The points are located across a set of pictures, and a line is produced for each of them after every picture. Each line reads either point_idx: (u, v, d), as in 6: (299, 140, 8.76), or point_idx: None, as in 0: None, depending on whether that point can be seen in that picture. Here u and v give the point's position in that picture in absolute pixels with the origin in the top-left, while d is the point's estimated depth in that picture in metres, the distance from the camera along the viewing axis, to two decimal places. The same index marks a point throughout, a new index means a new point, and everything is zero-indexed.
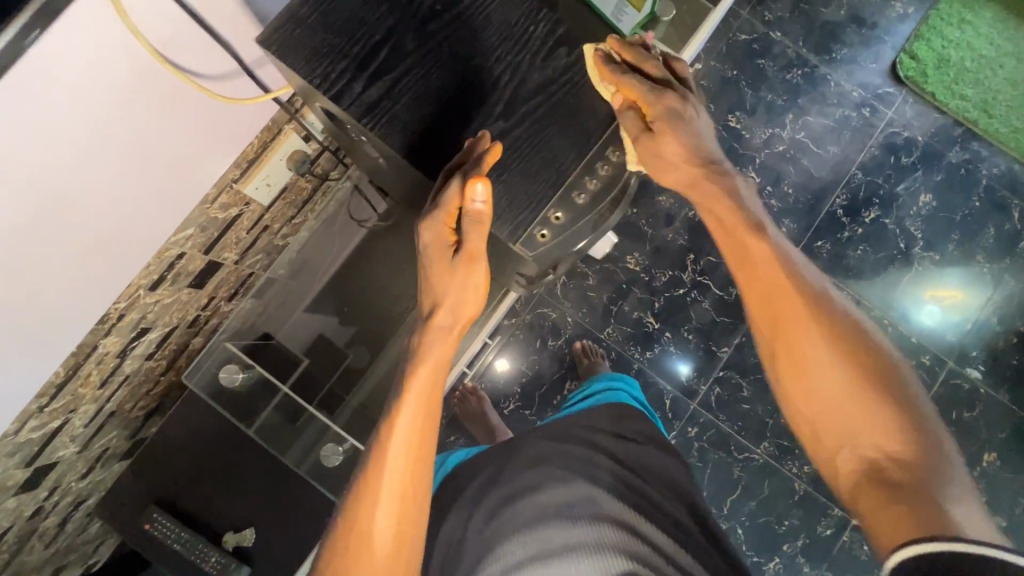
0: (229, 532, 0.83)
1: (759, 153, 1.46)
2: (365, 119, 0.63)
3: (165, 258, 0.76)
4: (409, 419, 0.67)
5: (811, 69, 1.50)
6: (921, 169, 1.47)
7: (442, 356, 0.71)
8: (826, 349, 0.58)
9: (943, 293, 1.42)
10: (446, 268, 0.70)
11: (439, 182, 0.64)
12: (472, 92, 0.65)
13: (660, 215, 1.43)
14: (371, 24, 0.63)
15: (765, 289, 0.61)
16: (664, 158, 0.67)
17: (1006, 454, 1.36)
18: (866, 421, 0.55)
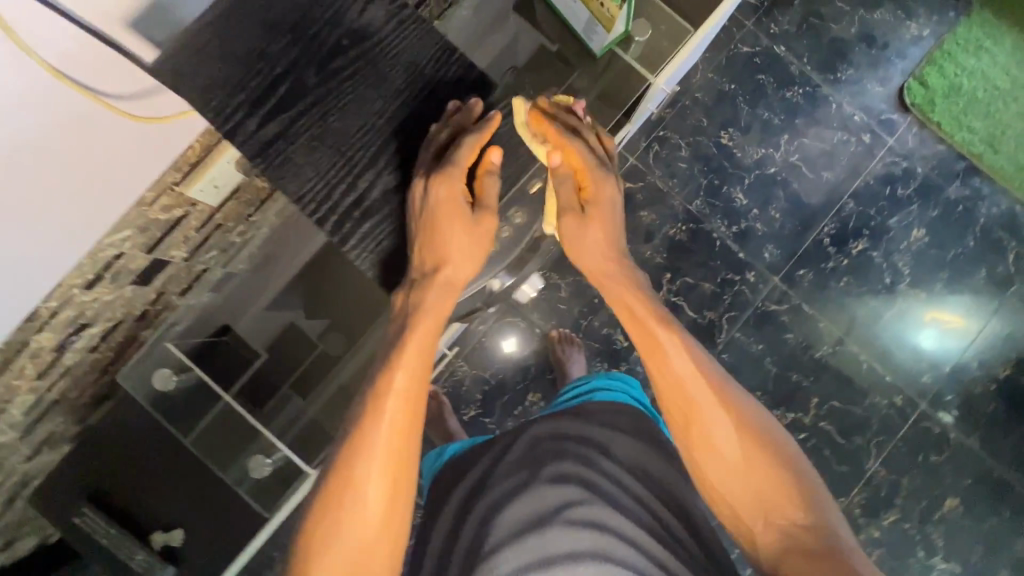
0: (157, 532, 0.85)
1: (748, 173, 1.41)
2: (258, 159, 0.66)
3: (100, 258, 0.75)
4: (406, 378, 0.63)
5: (813, 88, 1.43)
6: (918, 203, 1.41)
7: (440, 311, 0.67)
8: (730, 432, 0.68)
9: (945, 317, 1.38)
10: (457, 222, 0.67)
11: (443, 145, 0.68)
12: (370, 137, 0.69)
13: (640, 231, 1.40)
14: (271, 56, 0.63)
15: (680, 382, 0.70)
16: (589, 240, 0.78)
17: (969, 501, 1.33)
18: (773, 492, 0.64)
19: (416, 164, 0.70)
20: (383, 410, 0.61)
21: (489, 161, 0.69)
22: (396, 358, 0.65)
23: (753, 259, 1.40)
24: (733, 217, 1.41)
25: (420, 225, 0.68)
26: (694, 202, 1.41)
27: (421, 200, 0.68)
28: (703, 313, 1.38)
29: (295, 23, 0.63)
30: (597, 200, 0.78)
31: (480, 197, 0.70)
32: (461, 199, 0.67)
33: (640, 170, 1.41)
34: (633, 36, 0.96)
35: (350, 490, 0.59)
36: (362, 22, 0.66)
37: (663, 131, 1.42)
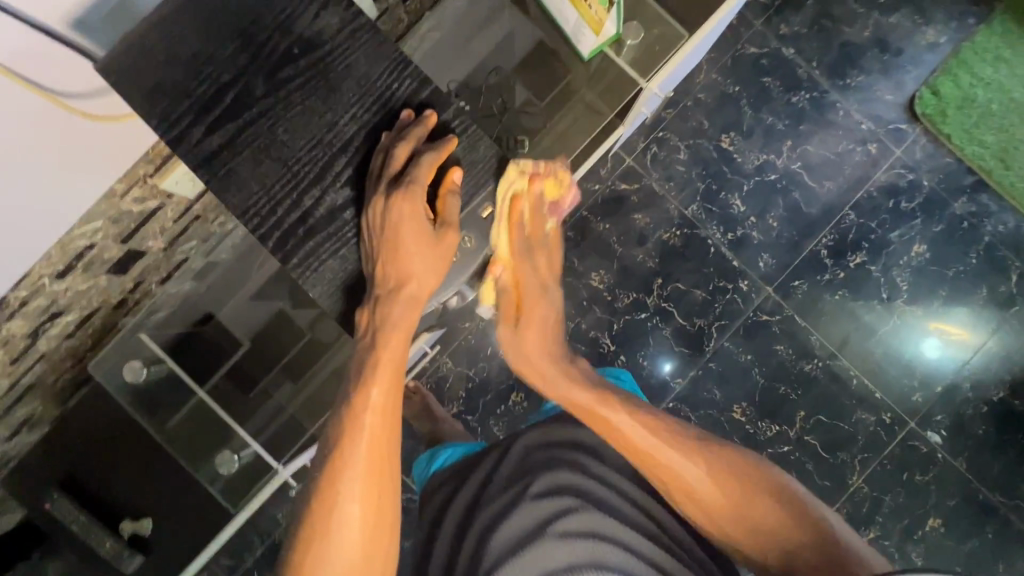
0: (127, 520, 0.90)
1: (748, 179, 1.38)
2: (201, 170, 0.60)
3: (70, 249, 0.74)
4: (382, 394, 0.59)
5: (821, 94, 1.39)
6: (921, 217, 1.37)
7: (410, 325, 0.60)
8: (703, 479, 0.65)
9: (949, 327, 1.36)
10: (420, 242, 0.59)
11: (399, 157, 0.60)
12: (319, 150, 0.61)
13: (633, 234, 1.37)
14: (219, 62, 0.59)
15: (643, 452, 0.67)
16: (525, 345, 0.75)
17: (953, 523, 1.31)
18: (765, 512, 0.64)
19: (371, 175, 0.61)
20: (361, 429, 0.58)
21: (453, 180, 0.62)
22: (369, 373, 0.59)
23: (747, 268, 1.37)
24: (729, 224, 1.38)
25: (377, 244, 0.59)
26: (690, 207, 1.38)
27: (378, 218, 0.59)
28: (693, 320, 1.36)
29: (245, 29, 0.60)
30: (534, 317, 0.75)
31: (443, 216, 0.61)
32: (425, 216, 0.59)
33: (636, 172, 1.38)
34: (624, 40, 0.95)
35: (336, 516, 0.55)
36: (315, 28, 0.61)
37: (662, 132, 1.38)
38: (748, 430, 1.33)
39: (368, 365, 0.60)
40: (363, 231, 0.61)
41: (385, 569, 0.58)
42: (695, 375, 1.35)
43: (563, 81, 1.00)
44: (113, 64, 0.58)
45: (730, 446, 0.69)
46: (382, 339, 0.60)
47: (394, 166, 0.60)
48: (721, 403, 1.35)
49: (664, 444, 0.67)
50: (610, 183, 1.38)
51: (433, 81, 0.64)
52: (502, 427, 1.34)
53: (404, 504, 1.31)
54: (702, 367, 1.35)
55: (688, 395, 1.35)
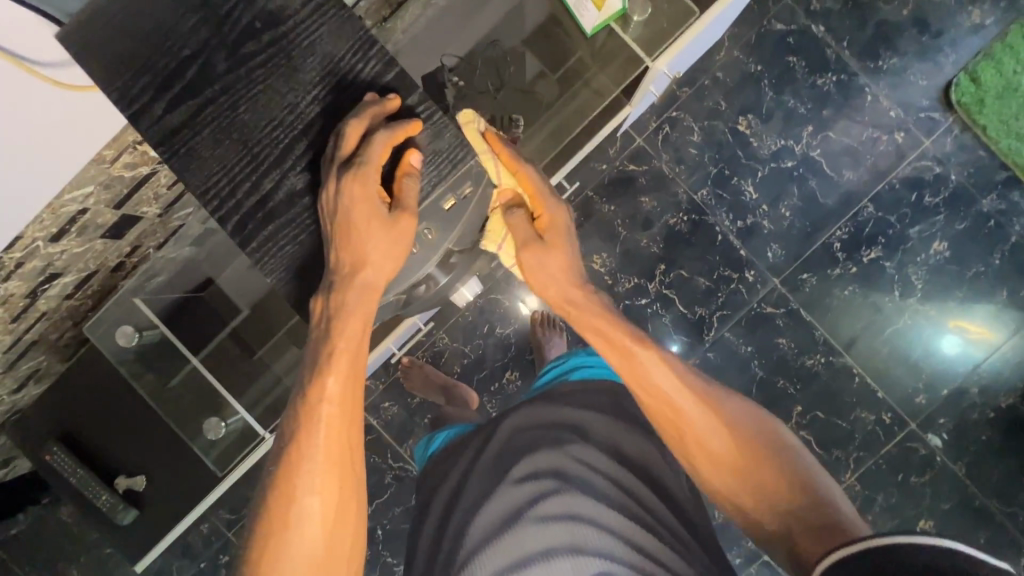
0: (122, 476, 0.90)
1: (763, 165, 1.32)
2: (161, 147, 0.59)
3: (62, 213, 0.75)
4: (339, 383, 0.61)
5: (849, 77, 1.31)
6: (944, 213, 1.31)
7: (366, 316, 0.61)
8: (716, 430, 0.66)
9: (968, 325, 1.30)
10: (371, 223, 0.58)
11: (351, 137, 0.58)
12: (280, 131, 0.60)
13: (639, 217, 1.34)
14: (181, 34, 0.58)
15: (658, 392, 0.68)
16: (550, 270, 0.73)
17: (945, 526, 1.29)
18: (769, 477, 0.63)
19: (325, 156, 0.60)
20: (318, 420, 0.60)
21: (411, 163, 0.60)
22: (325, 364, 0.61)
23: (754, 258, 1.33)
24: (739, 211, 1.33)
25: (332, 228, 0.59)
26: (700, 191, 1.33)
27: (331, 200, 0.58)
28: (694, 309, 1.33)
29: (207, 3, 0.58)
30: (555, 226, 0.74)
31: (398, 199, 0.59)
32: (376, 199, 0.58)
33: (646, 153, 1.33)
34: (631, 17, 0.93)
35: (295, 507, 0.59)
36: (278, 3, 0.59)
37: (676, 112, 1.33)
38: None
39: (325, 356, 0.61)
40: (320, 215, 0.60)
41: (352, 551, 0.61)
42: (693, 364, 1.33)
43: (567, 63, 0.97)
44: (80, 36, 0.58)
45: (740, 403, 0.70)
46: (338, 329, 0.60)
47: (347, 149, 0.58)
48: None
49: (677, 381, 0.68)
50: (619, 164, 1.34)
51: (398, 63, 0.62)
52: (495, 405, 1.35)
53: (396, 473, 1.34)
54: (701, 357, 1.33)
55: None
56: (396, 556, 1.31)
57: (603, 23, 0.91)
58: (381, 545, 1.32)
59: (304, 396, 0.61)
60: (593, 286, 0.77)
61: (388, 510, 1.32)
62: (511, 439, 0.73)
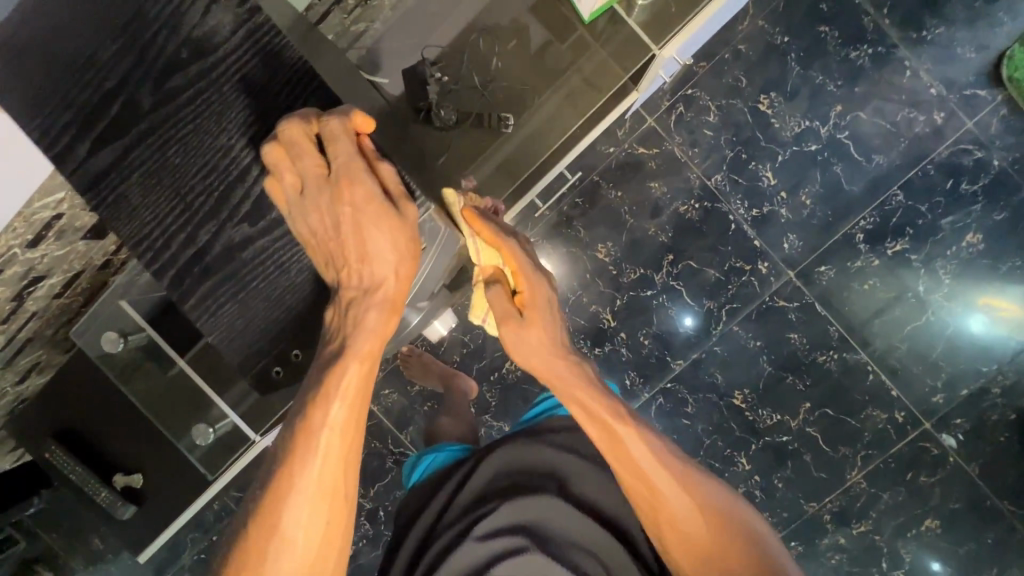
0: (119, 474, 0.93)
1: (784, 149, 1.23)
2: (88, 195, 0.52)
3: (35, 220, 0.72)
4: (345, 410, 0.52)
5: (887, 49, 1.19)
6: (982, 202, 1.20)
7: (385, 334, 0.52)
8: (694, 514, 0.62)
9: (1002, 305, 1.22)
10: (379, 226, 0.49)
11: (310, 149, 0.49)
12: (215, 178, 0.52)
13: (647, 205, 1.27)
14: (101, 65, 0.50)
15: (639, 472, 0.64)
16: (526, 341, 0.70)
17: (951, 525, 1.26)
18: (747, 572, 0.60)
19: (292, 165, 0.50)
20: (315, 448, 0.52)
21: (369, 147, 0.51)
22: (330, 385, 0.51)
23: (769, 249, 1.25)
24: (755, 198, 1.24)
25: (338, 243, 0.50)
26: (714, 176, 1.24)
27: (331, 216, 0.50)
28: (702, 302, 1.27)
29: (125, 27, 0.50)
30: (535, 302, 0.71)
31: (389, 190, 0.50)
32: (375, 195, 0.49)
33: (658, 135, 1.24)
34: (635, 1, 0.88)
35: (275, 541, 0.51)
36: (206, 27, 0.51)
37: (692, 89, 1.23)
38: (747, 417, 1.28)
39: (327, 373, 0.51)
40: (310, 236, 0.52)
41: None
42: (698, 358, 1.28)
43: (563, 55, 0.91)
44: None
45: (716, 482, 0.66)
46: (349, 350, 0.51)
47: (310, 155, 0.49)
48: (721, 388, 1.29)
49: (654, 459, 0.64)
50: (628, 146, 1.25)
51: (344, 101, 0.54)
52: (494, 395, 1.33)
53: (396, 458, 1.36)
54: (707, 351, 1.28)
55: (688, 377, 1.29)
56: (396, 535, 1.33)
57: (601, 9, 0.86)
58: (382, 526, 1.35)
59: (302, 417, 0.52)
60: (576, 354, 0.73)
61: (388, 494, 1.34)
62: (489, 487, 0.72)
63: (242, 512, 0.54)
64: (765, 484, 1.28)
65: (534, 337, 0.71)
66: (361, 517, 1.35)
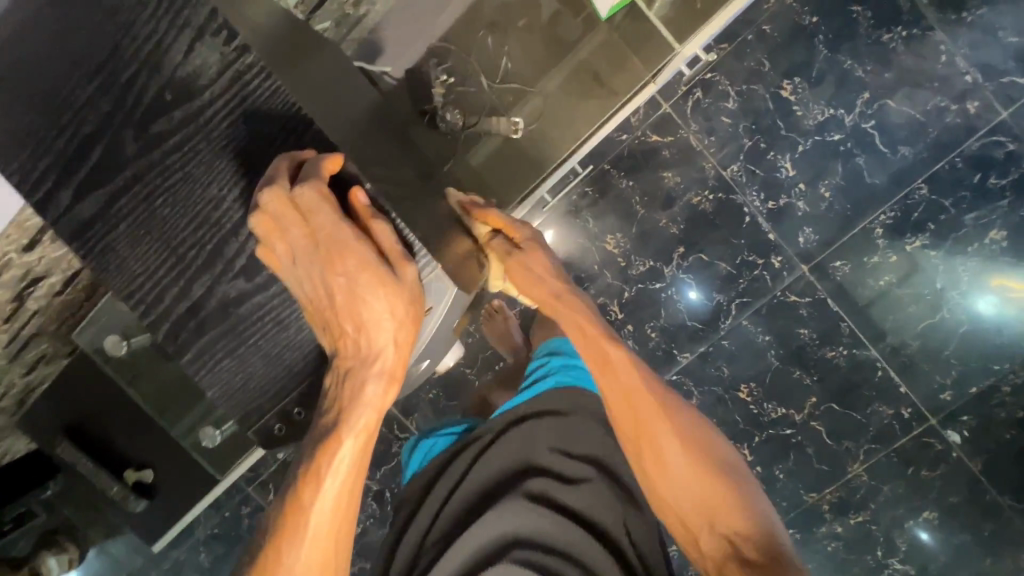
0: (129, 470, 1.01)
1: (806, 139, 1.17)
2: (72, 245, 0.50)
3: (27, 227, 0.69)
4: (338, 488, 0.51)
5: (922, 31, 1.12)
6: (1009, 198, 1.16)
7: (383, 406, 0.51)
8: (679, 451, 0.67)
9: (1011, 281, 1.18)
10: (375, 293, 0.47)
11: (291, 210, 0.46)
12: (205, 235, 0.50)
13: (659, 194, 1.22)
14: (78, 106, 0.47)
15: (631, 403, 0.69)
16: (534, 273, 0.72)
17: (948, 518, 1.26)
18: (722, 503, 0.65)
19: (280, 232, 0.47)
20: (306, 527, 0.51)
21: (361, 203, 0.49)
22: (321, 464, 0.50)
23: (783, 243, 1.21)
24: (772, 190, 1.20)
25: (332, 313, 0.49)
26: (730, 167, 1.20)
27: (323, 286, 0.48)
28: (712, 296, 1.25)
29: (102, 66, 0.46)
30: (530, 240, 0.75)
31: (383, 251, 0.49)
32: (370, 260, 0.47)
33: (673, 122, 1.19)
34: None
35: None
36: (189, 68, 0.47)
37: (712, 74, 1.17)
38: (752, 410, 1.28)
39: (319, 452, 0.50)
40: (305, 303, 0.50)
41: None
42: (704, 352, 1.27)
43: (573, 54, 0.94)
44: None
45: (702, 423, 0.71)
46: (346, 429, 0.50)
47: (295, 225, 0.47)
48: (727, 381, 1.28)
49: (647, 388, 0.69)
50: (641, 134, 1.20)
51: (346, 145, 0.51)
52: None
53: (402, 443, 1.37)
54: (714, 344, 1.26)
55: (694, 370, 1.28)
56: None
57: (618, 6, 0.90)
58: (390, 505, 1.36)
59: (294, 497, 0.51)
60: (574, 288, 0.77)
61: (394, 477, 1.36)
62: (484, 492, 0.73)
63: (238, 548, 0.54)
64: (766, 473, 1.29)
65: (539, 268, 0.73)
66: (367, 498, 1.37)
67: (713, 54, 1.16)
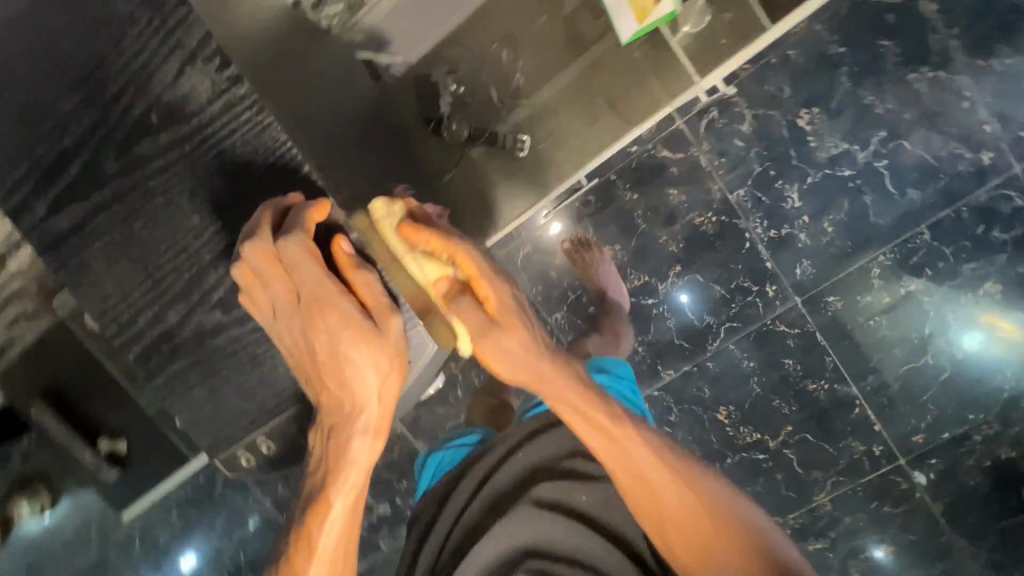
0: (106, 438, 1.02)
1: (816, 171, 1.16)
2: (52, 251, 0.65)
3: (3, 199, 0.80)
4: (343, 509, 0.61)
5: (948, 74, 1.09)
6: (1009, 252, 1.15)
7: (375, 448, 0.62)
8: (692, 513, 0.67)
9: (1001, 319, 1.17)
10: (357, 341, 0.58)
11: (290, 271, 0.58)
12: (169, 259, 0.65)
13: (662, 211, 1.21)
14: (73, 122, 0.61)
15: (638, 473, 0.68)
16: (509, 347, 0.69)
17: (904, 554, 1.29)
18: (746, 560, 0.64)
19: (271, 295, 0.59)
20: (315, 548, 0.61)
21: (345, 251, 0.62)
22: (329, 494, 0.61)
23: (780, 273, 1.21)
24: (776, 219, 1.19)
25: (321, 367, 0.59)
26: (736, 191, 1.18)
27: (309, 342, 0.59)
28: (702, 317, 1.25)
29: (90, 90, 0.60)
30: (503, 306, 0.70)
31: (370, 305, 0.61)
32: (352, 309, 0.59)
33: (684, 138, 1.17)
34: (679, 27, 1.14)
35: None
36: (172, 95, 0.60)
37: (730, 94, 1.15)
38: (728, 432, 1.29)
39: (328, 482, 0.61)
40: (294, 357, 0.61)
41: None
42: (687, 371, 1.27)
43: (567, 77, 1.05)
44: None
45: (710, 479, 0.70)
46: (353, 457, 0.60)
47: (283, 287, 0.58)
48: (707, 402, 1.28)
49: (651, 454, 0.69)
50: (651, 147, 1.19)
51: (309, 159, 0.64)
52: (481, 379, 1.31)
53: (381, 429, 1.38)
54: (698, 365, 1.27)
55: (676, 388, 1.29)
56: (377, 498, 1.36)
57: (640, 33, 1.13)
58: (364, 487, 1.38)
59: (304, 525, 0.61)
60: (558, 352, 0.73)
61: None
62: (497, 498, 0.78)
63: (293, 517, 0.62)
64: None
65: (513, 342, 0.69)
66: None
67: (732, 87, 1.14)
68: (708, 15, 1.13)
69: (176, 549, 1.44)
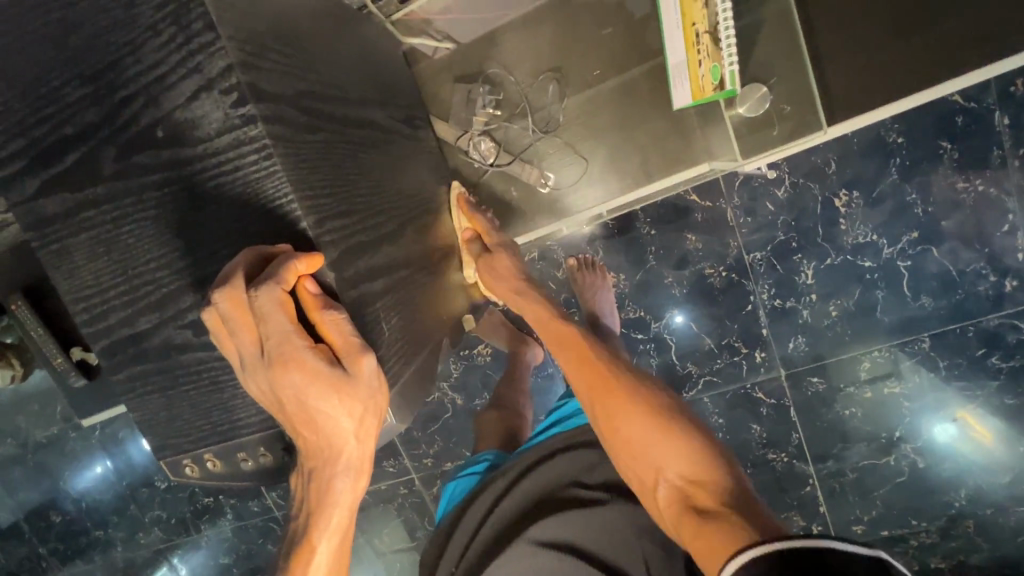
0: (77, 348, 1.13)
1: (836, 253, 1.14)
2: (35, 229, 0.69)
3: None
4: (329, 558, 0.64)
5: (999, 193, 1.05)
6: (1001, 380, 1.13)
7: (357, 485, 0.64)
8: (632, 409, 0.77)
9: (975, 421, 1.16)
10: (327, 392, 0.59)
11: (263, 323, 0.58)
12: (143, 261, 0.67)
13: (675, 253, 1.21)
14: (82, 109, 0.64)
15: (589, 367, 0.84)
16: (498, 270, 1.01)
17: None
18: (673, 450, 0.72)
19: (237, 343, 0.60)
20: None
21: (309, 292, 0.61)
22: (315, 537, 0.63)
23: (773, 342, 1.20)
24: (784, 290, 1.17)
25: (292, 416, 0.61)
26: (753, 253, 1.17)
27: (276, 393, 0.60)
28: (685, 363, 1.25)
29: (107, 84, 0.62)
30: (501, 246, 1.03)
31: (337, 348, 0.61)
32: (320, 358, 0.59)
33: (717, 189, 1.18)
34: (736, 106, 1.06)
35: None
36: (190, 107, 0.61)
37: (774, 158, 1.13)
38: None
39: (313, 526, 0.63)
40: (265, 405, 0.63)
41: None
42: None
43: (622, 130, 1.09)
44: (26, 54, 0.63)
45: (654, 387, 0.81)
46: (335, 498, 0.63)
47: (249, 337, 0.59)
48: None
49: (602, 363, 0.84)
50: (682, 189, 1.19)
51: (302, 185, 0.63)
52: (458, 368, 1.32)
53: None
54: None
55: None
56: None
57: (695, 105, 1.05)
58: None
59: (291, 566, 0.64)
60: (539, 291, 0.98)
61: None
62: (495, 535, 0.83)
63: (286, 546, 0.65)
64: None
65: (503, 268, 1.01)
66: None
67: (773, 172, 1.15)
68: (768, 102, 1.05)
69: (133, 442, 1.50)
